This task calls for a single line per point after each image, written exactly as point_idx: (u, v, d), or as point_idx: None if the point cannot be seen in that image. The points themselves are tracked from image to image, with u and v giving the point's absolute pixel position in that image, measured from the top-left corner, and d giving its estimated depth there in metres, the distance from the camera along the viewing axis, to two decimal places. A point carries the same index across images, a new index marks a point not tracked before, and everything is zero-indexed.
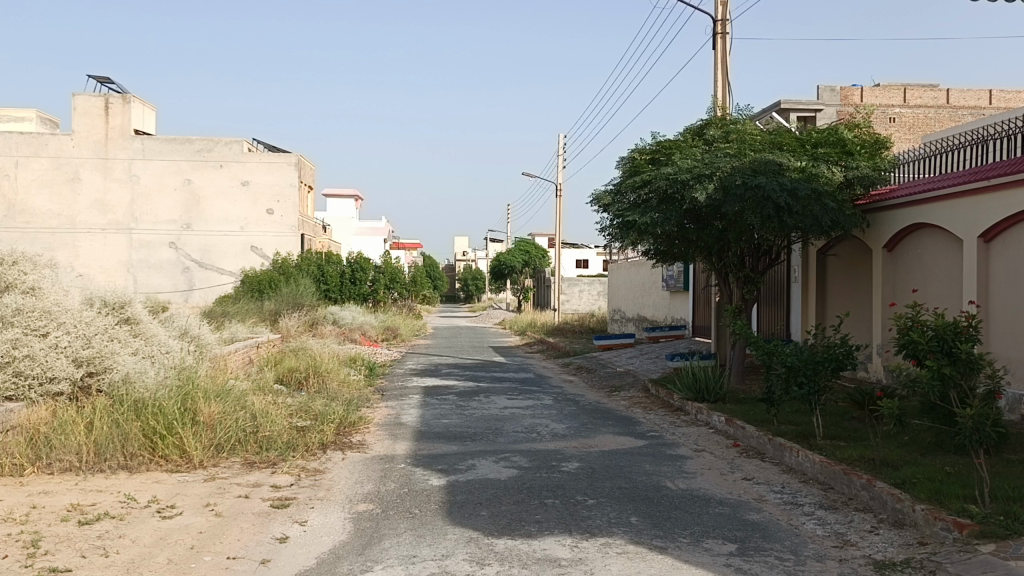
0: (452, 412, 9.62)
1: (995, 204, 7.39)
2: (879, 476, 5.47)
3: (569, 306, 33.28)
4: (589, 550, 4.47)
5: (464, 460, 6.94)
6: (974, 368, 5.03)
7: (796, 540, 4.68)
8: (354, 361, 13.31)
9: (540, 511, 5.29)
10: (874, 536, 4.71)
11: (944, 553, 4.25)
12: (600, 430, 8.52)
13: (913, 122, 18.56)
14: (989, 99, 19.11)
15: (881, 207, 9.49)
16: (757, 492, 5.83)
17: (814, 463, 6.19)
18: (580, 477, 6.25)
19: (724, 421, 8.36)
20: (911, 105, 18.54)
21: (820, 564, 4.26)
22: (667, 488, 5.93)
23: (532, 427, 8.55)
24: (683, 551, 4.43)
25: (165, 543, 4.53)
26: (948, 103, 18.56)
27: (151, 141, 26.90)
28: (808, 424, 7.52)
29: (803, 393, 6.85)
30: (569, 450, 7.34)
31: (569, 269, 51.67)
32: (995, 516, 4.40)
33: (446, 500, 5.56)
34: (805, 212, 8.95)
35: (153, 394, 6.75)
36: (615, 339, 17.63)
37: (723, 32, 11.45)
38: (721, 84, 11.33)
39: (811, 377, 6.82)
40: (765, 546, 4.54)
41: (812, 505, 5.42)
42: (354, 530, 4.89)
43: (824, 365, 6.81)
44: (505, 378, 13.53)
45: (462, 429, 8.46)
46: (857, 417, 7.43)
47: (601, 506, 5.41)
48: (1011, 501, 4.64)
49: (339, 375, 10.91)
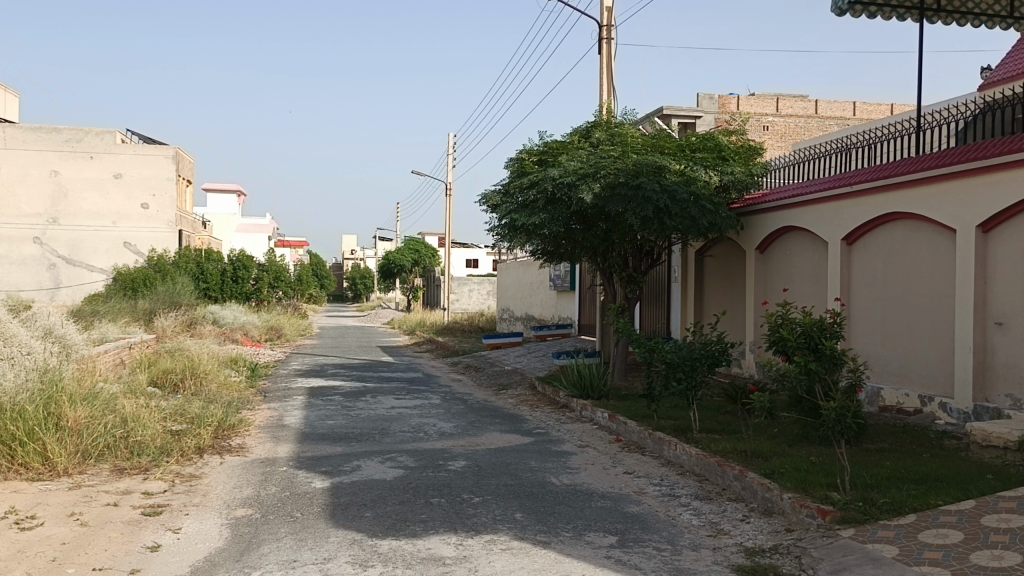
0: (338, 412, 9.46)
1: (857, 209, 7.89)
2: (750, 466, 5.74)
3: (458, 305, 33.29)
4: (473, 548, 4.48)
5: (349, 461, 6.83)
6: (837, 363, 5.34)
7: (673, 530, 4.85)
8: (235, 362, 12.88)
9: (425, 510, 5.26)
10: (746, 524, 4.94)
11: (809, 538, 4.49)
12: (486, 428, 8.57)
13: (785, 130, 19.58)
14: (853, 112, 20.39)
15: (756, 211, 9.93)
16: (637, 485, 6.00)
17: (690, 455, 6.43)
18: (467, 475, 6.27)
19: (607, 417, 8.56)
20: (783, 115, 19.55)
21: (695, 553, 4.42)
22: (552, 484, 6.02)
23: (418, 427, 8.50)
24: (566, 545, 4.51)
25: (23, 557, 4.25)
26: (816, 113, 19.66)
27: (13, 129, 25.18)
28: (685, 418, 7.80)
29: (682, 388, 7.10)
30: (455, 449, 7.34)
31: (459, 268, 51.70)
32: (854, 502, 4.70)
33: (329, 503, 5.45)
34: (684, 214, 9.30)
35: (11, 399, 6.31)
36: (503, 339, 17.76)
37: (609, 37, 11.72)
38: (606, 88, 11.63)
39: (689, 373, 7.09)
40: (644, 538, 4.68)
41: (689, 496, 5.63)
42: (232, 536, 4.74)
43: (700, 361, 7.09)
44: (392, 378, 13.42)
45: (347, 430, 8.32)
46: (731, 411, 7.77)
47: (486, 504, 5.43)
48: (868, 488, 4.96)
49: (219, 377, 10.52)
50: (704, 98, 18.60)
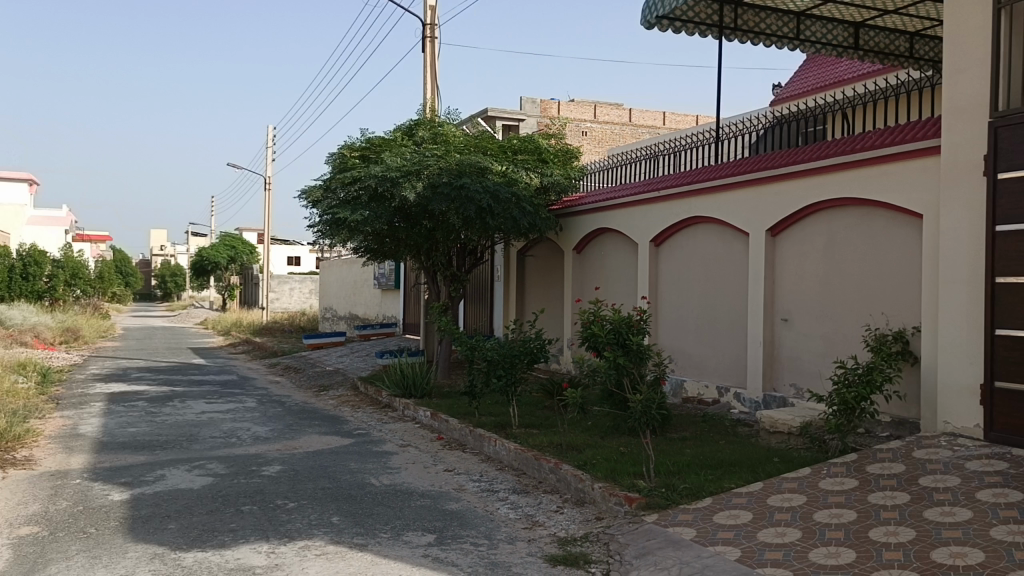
0: (141, 419, 8.85)
1: (663, 212, 8.38)
2: (564, 459, 5.94)
3: (278, 304, 32.13)
4: (286, 555, 4.33)
5: (152, 470, 6.41)
6: (643, 357, 5.64)
7: (490, 525, 4.92)
8: (23, 366, 11.74)
9: (235, 519, 5.02)
10: (560, 515, 5.10)
11: (617, 525, 4.71)
12: (305, 431, 8.33)
13: (602, 136, 20.46)
14: (663, 121, 21.65)
15: (574, 212, 10.30)
16: (457, 482, 6.05)
17: (509, 451, 6.56)
18: (282, 480, 6.05)
19: (429, 416, 8.57)
20: (600, 121, 20.42)
21: (510, 546, 4.51)
22: (371, 485, 5.94)
23: (231, 432, 8.12)
24: (383, 546, 4.46)
25: None
26: (630, 121, 20.70)
27: None
28: (505, 414, 7.95)
29: (502, 384, 7.23)
30: (271, 454, 7.07)
31: (280, 266, 49.94)
32: (658, 489, 4.98)
33: (129, 516, 5.08)
34: (505, 214, 9.51)
35: None
36: (325, 339, 17.34)
37: (432, 36, 11.73)
38: (430, 87, 11.64)
39: (508, 369, 7.23)
40: (461, 534, 4.72)
41: (506, 490, 5.75)
42: (12, 558, 4.30)
43: (520, 358, 7.25)
44: (204, 381, 12.74)
45: (152, 437, 7.80)
46: (549, 406, 8.01)
47: (302, 509, 5.27)
48: (671, 474, 5.27)
49: (2, 384, 9.54)
50: (527, 102, 19.08)
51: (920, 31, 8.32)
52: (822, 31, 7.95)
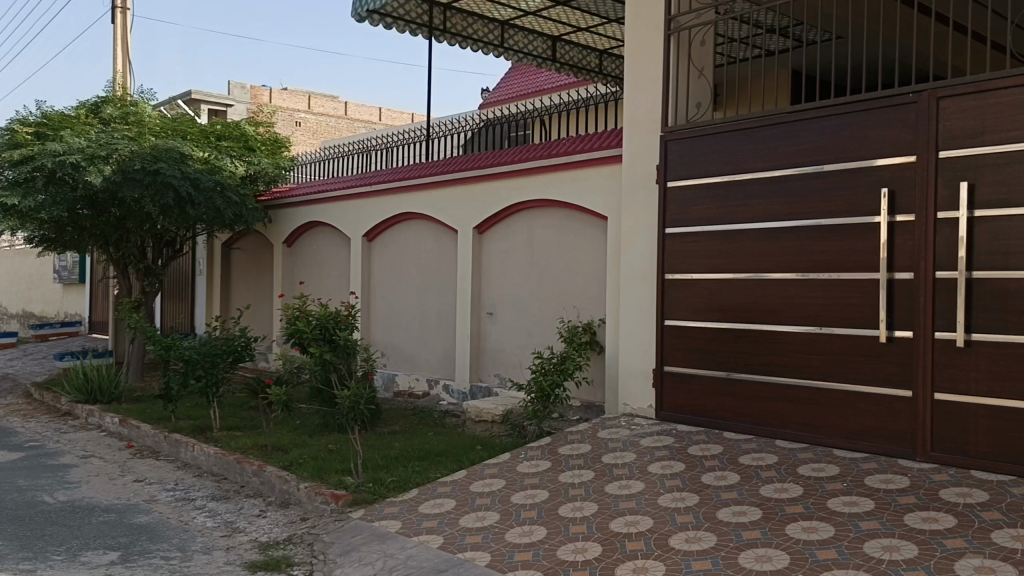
0: None
1: (374, 207, 8.38)
2: (268, 460, 5.71)
3: None
4: None
5: None
6: (350, 352, 5.59)
7: (185, 536, 4.59)
8: None
9: None
10: (262, 519, 4.90)
11: (322, 524, 4.62)
12: None
13: (315, 128, 20.02)
14: (378, 116, 21.71)
15: (284, 204, 9.92)
16: (148, 493, 5.56)
17: (208, 455, 6.15)
18: None
19: (117, 423, 7.76)
20: (313, 112, 19.96)
21: (207, 556, 4.24)
22: (43, 503, 5.26)
23: None
24: (55, 571, 3.97)
25: None
26: (345, 114, 20.48)
27: None
28: (206, 417, 7.46)
29: (202, 386, 6.77)
30: None
31: None
32: (365, 484, 4.96)
33: None
34: (206, 204, 8.97)
35: None
36: None
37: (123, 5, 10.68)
38: (120, 61, 10.59)
39: (209, 370, 6.78)
40: (151, 548, 4.34)
41: (204, 498, 5.40)
42: None
43: (222, 357, 6.84)
44: None
45: None
46: (253, 406, 7.65)
47: None
48: (378, 469, 5.28)
49: None
50: (235, 87, 18.08)
51: (607, 49, 9.13)
52: (524, 42, 8.40)
